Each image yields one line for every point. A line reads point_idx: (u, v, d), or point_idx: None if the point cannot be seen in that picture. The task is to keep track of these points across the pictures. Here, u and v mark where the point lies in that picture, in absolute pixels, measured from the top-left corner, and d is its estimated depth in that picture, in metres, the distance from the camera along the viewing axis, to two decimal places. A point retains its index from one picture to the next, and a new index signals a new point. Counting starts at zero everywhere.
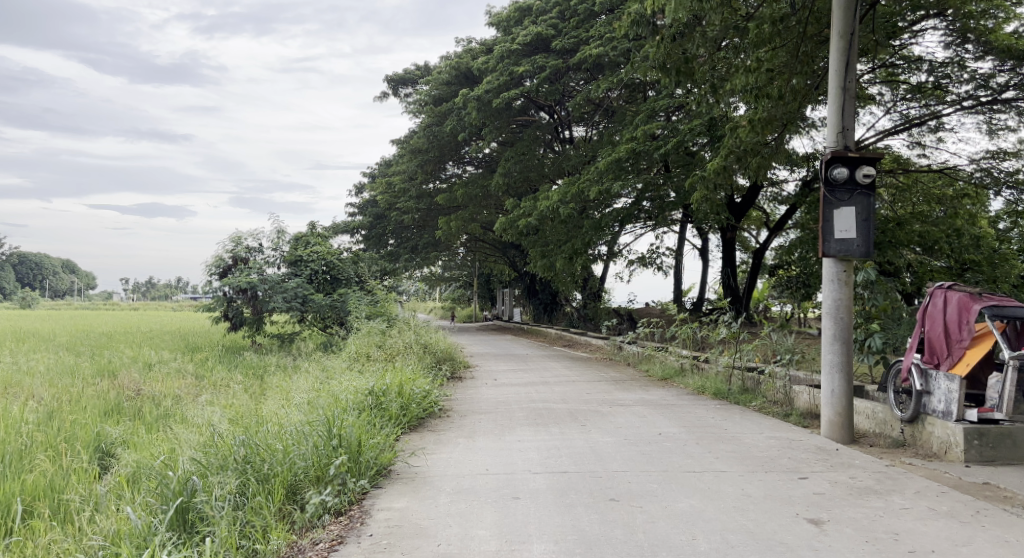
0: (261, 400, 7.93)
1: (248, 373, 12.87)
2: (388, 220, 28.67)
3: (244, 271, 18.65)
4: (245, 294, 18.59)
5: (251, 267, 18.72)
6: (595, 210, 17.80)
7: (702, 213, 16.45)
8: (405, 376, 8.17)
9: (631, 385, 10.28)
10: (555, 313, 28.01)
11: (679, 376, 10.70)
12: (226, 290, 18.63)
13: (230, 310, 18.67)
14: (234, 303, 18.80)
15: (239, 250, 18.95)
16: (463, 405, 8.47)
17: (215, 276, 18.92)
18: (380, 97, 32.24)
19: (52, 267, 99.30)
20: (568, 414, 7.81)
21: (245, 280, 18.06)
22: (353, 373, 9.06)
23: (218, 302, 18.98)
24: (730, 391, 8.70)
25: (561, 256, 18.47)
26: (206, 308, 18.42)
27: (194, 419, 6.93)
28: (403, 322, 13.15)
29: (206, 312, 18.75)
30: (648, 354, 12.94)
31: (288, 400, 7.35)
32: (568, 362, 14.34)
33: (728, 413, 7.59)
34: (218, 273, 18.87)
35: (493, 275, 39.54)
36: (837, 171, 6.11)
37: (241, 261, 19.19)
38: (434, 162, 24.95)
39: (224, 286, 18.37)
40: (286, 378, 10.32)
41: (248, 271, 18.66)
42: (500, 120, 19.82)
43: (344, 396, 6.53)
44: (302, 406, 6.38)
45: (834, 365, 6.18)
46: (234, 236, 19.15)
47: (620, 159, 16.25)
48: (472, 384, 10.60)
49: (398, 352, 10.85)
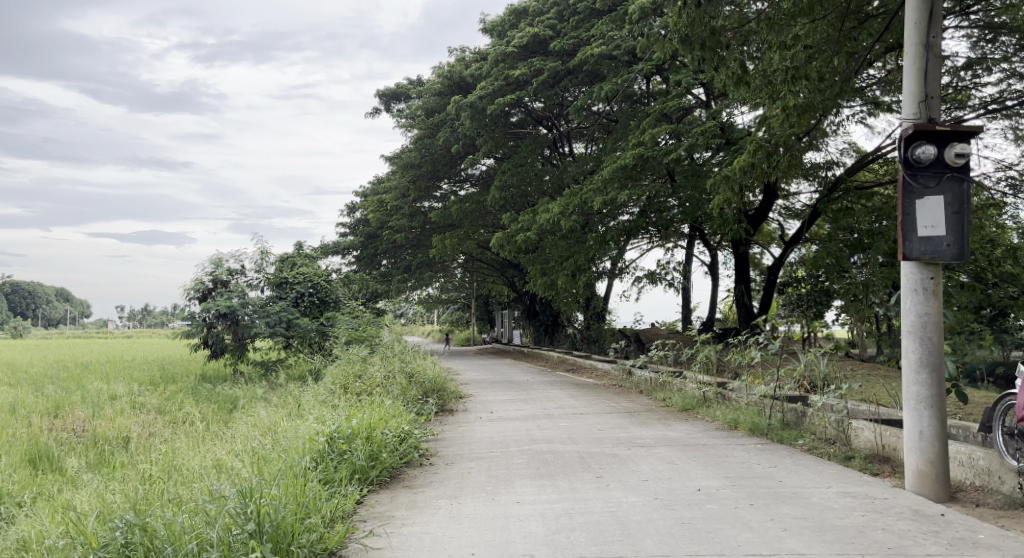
0: (208, 452, 6.58)
1: (215, 409, 11.44)
2: (381, 239, 27.33)
3: (224, 295, 17.24)
4: (225, 319, 17.17)
5: (233, 290, 17.34)
6: (599, 223, 16.49)
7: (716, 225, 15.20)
8: (380, 415, 6.83)
9: (648, 417, 8.88)
10: (556, 335, 26.61)
11: (703, 407, 9.30)
12: (204, 315, 17.20)
13: (209, 337, 17.24)
14: (213, 329, 17.35)
15: (220, 272, 17.63)
16: (451, 448, 7.08)
17: (194, 300, 17.49)
18: (373, 112, 31.11)
19: (46, 296, 97.91)
20: (579, 459, 6.41)
21: (225, 304, 16.68)
22: (321, 411, 7.70)
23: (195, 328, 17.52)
24: (770, 426, 7.30)
25: (563, 274, 17.23)
26: (183, 334, 16.96)
27: (111, 480, 5.55)
28: (388, 347, 11.77)
29: (183, 339, 17.28)
30: (663, 382, 11.58)
31: (234, 455, 6.00)
32: (574, 389, 12.98)
33: (774, 457, 6.19)
34: (198, 297, 17.46)
35: (491, 297, 38.19)
36: (921, 150, 4.78)
37: (222, 284, 17.85)
38: (427, 178, 23.72)
39: (202, 311, 16.93)
40: (251, 418, 8.96)
41: (229, 295, 17.26)
42: (496, 130, 18.56)
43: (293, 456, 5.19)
44: (237, 467, 5.04)
45: (921, 399, 4.79)
46: (215, 258, 17.84)
47: (627, 166, 14.98)
48: (464, 420, 9.21)
49: (379, 384, 9.49)
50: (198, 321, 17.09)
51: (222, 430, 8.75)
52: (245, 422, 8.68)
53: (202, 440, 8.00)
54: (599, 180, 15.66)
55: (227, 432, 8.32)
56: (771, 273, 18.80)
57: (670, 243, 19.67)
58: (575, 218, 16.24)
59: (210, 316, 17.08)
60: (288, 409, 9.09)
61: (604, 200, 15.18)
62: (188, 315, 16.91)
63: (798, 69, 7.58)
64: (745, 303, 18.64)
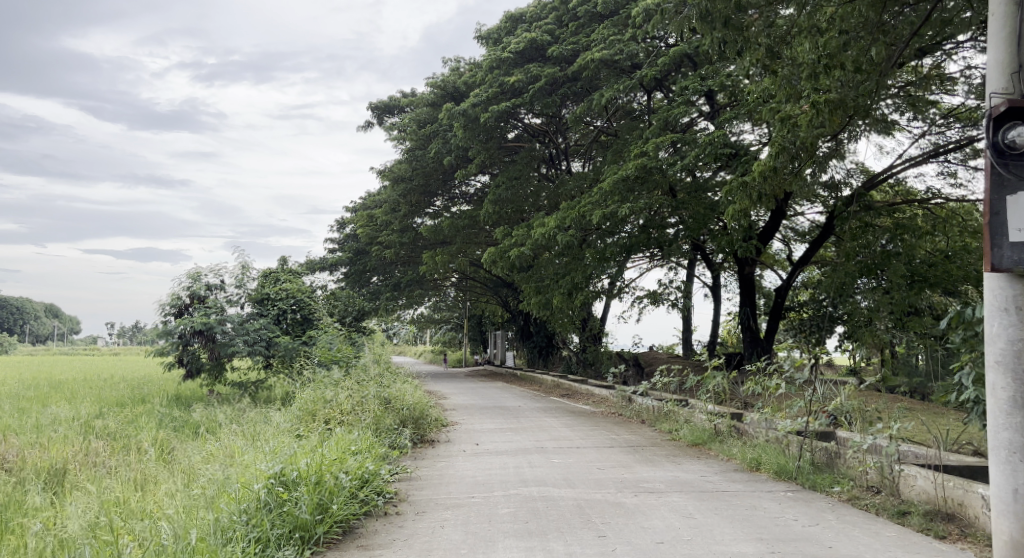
0: (139, 508, 5.56)
1: (174, 437, 10.32)
2: (370, 256, 26.29)
3: (201, 311, 16.09)
4: (202, 336, 15.97)
5: (211, 306, 16.17)
6: (598, 239, 15.43)
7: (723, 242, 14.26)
8: (338, 451, 5.81)
9: (655, 454, 7.83)
10: (550, 357, 25.53)
11: (716, 442, 8.25)
12: (179, 331, 15.93)
13: (184, 355, 15.99)
14: (189, 347, 16.10)
15: (198, 287, 16.46)
16: (424, 491, 6.03)
17: (170, 315, 16.35)
18: (365, 125, 30.23)
19: (34, 312, 96.39)
20: (577, 508, 5.35)
21: (201, 321, 15.52)
22: (274, 445, 6.67)
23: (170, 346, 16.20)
24: (799, 469, 6.25)
25: (560, 292, 16.27)
26: (156, 352, 15.74)
27: None
28: (363, 368, 10.71)
29: (157, 357, 16.05)
30: (668, 411, 10.54)
31: (161, 516, 4.98)
32: (569, 417, 11.94)
33: (811, 509, 5.15)
34: (173, 313, 16.30)
35: (485, 317, 37.07)
36: (1016, 133, 3.81)
37: (200, 299, 16.69)
38: (418, 192, 22.80)
39: (177, 326, 15.70)
40: (204, 453, 7.90)
41: (207, 310, 16.12)
42: (490, 142, 17.65)
43: (215, 526, 4.18)
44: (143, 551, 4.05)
45: (1014, 448, 3.77)
46: (193, 272, 16.70)
47: (628, 178, 14.00)
48: (445, 453, 8.14)
49: (349, 412, 8.44)
50: (173, 338, 15.86)
51: (170, 466, 7.70)
52: (195, 460, 7.63)
53: (143, 482, 6.95)
54: (598, 194, 14.68)
55: (172, 471, 7.26)
56: (778, 296, 17.78)
57: (670, 262, 18.68)
58: (572, 233, 15.16)
59: (186, 333, 15.86)
60: (245, 440, 8.03)
61: (603, 213, 14.19)
62: (161, 331, 15.69)
63: (831, 57, 6.73)
64: (751, 326, 17.56)
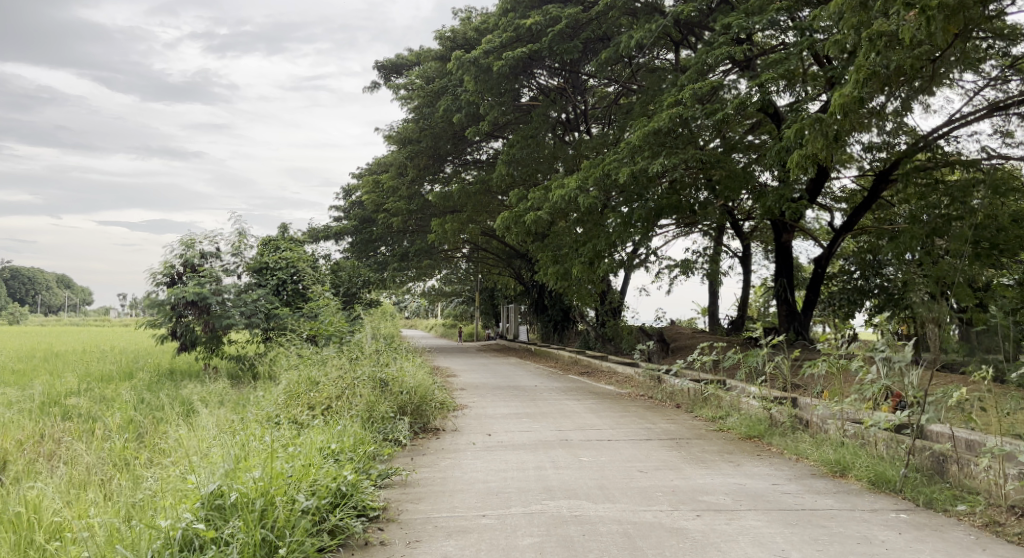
0: (45, 532, 4.25)
1: (143, 420, 9.02)
2: (377, 224, 24.93)
3: (195, 280, 14.69)
4: (196, 308, 14.50)
5: (205, 276, 14.77)
6: (622, 202, 13.93)
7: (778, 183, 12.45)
8: (302, 459, 4.49)
9: (704, 451, 6.46)
10: (564, 333, 24.20)
11: (776, 437, 6.84)
12: (172, 303, 14.48)
13: (177, 328, 14.58)
14: (183, 319, 14.65)
15: (191, 255, 15.06)
16: (420, 506, 4.69)
17: (162, 286, 14.97)
18: (372, 86, 28.75)
19: (47, 284, 96.11)
20: (624, 536, 3.99)
21: (194, 291, 14.12)
22: (236, 444, 5.37)
23: (163, 317, 14.80)
24: (905, 478, 4.83)
25: (579, 261, 14.82)
26: (147, 325, 14.40)
27: None
28: (360, 344, 9.37)
29: (148, 330, 14.67)
30: (709, 395, 9.15)
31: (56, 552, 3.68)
32: (593, 400, 10.61)
33: (947, 545, 3.77)
34: (165, 282, 14.93)
35: (496, 290, 35.72)
36: None
37: (195, 268, 15.33)
38: (427, 156, 21.31)
39: (169, 298, 14.29)
40: (168, 451, 6.61)
41: (201, 280, 14.74)
42: (505, 97, 16.23)
43: None
44: None
45: None
46: (186, 240, 15.31)
47: (660, 130, 12.47)
48: (450, 449, 6.78)
49: (336, 398, 7.12)
50: (165, 310, 14.50)
51: (127, 466, 6.44)
52: (156, 460, 6.36)
53: (74, 485, 5.63)
54: (625, 149, 13.17)
55: (126, 473, 5.99)
56: (817, 266, 16.27)
57: (697, 228, 17.20)
58: (595, 194, 13.54)
59: (179, 304, 14.45)
60: (215, 432, 6.74)
61: (631, 171, 12.63)
62: (152, 302, 14.34)
63: None
64: (788, 298, 16.06)
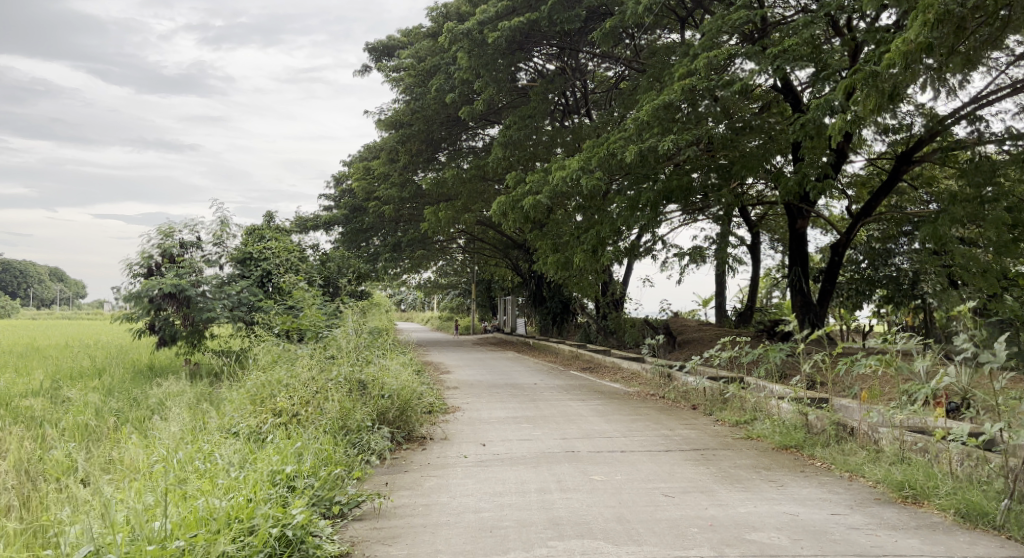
0: None
1: (98, 425, 8.00)
2: (368, 213, 23.88)
3: (176, 270, 13.61)
4: (175, 300, 13.45)
5: (185, 266, 13.68)
6: (628, 186, 12.92)
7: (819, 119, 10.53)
8: (235, 501, 3.52)
9: (736, 467, 5.47)
10: (564, 325, 23.25)
11: (818, 448, 5.83)
12: (149, 296, 13.40)
13: (156, 321, 13.53)
14: (161, 312, 13.59)
15: (170, 245, 13.94)
16: (391, 549, 3.70)
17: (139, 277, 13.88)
18: (364, 70, 27.69)
19: (39, 277, 94.83)
20: None
21: (172, 282, 13.01)
22: (166, 480, 4.39)
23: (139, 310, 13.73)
24: (1009, 510, 3.82)
25: (581, 250, 13.80)
26: (122, 319, 13.28)
27: None
28: (338, 340, 8.31)
29: (124, 323, 13.59)
30: (730, 396, 8.13)
31: None
32: (599, 400, 9.62)
33: None
34: (142, 273, 13.85)
35: (493, 282, 34.70)
36: None
37: (173, 258, 14.20)
38: (419, 140, 20.29)
39: (146, 290, 13.21)
40: (106, 474, 5.63)
41: (181, 269, 13.66)
42: (501, 74, 15.24)
43: None
44: None
45: None
46: (165, 228, 14.18)
47: (670, 104, 11.44)
48: (436, 464, 5.77)
49: (307, 405, 6.15)
50: (143, 303, 13.39)
51: (56, 495, 5.45)
52: (89, 488, 5.37)
53: None
54: (632, 126, 12.14)
55: (47, 508, 5.02)
56: (834, 254, 15.28)
57: (704, 215, 16.19)
58: (598, 175, 12.40)
59: (156, 297, 13.37)
60: (164, 447, 5.76)
61: (639, 149, 11.54)
62: (129, 294, 13.25)
63: None
64: (803, 288, 15.06)
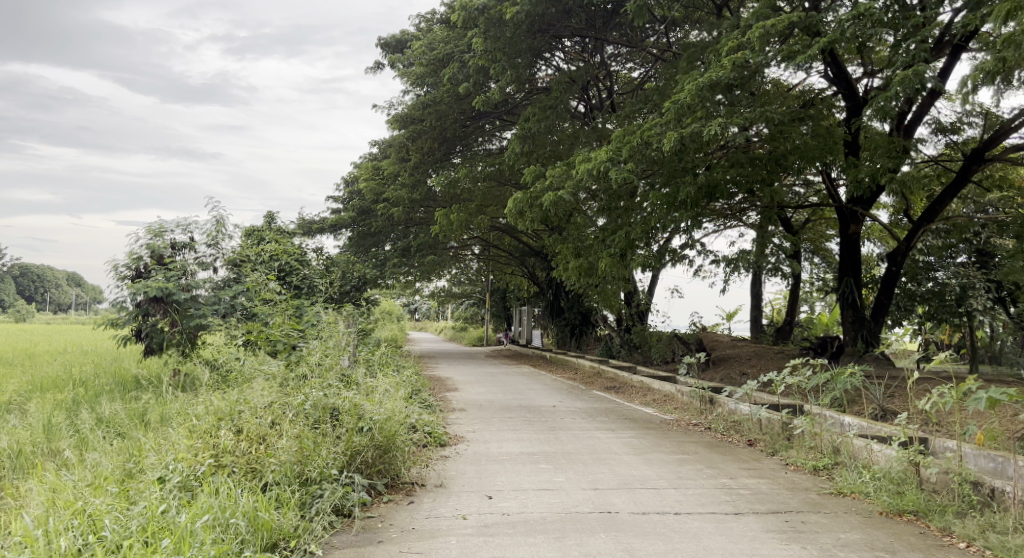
0: None
1: (20, 457, 6.42)
2: (377, 215, 22.41)
3: (166, 271, 12.10)
4: (161, 304, 11.92)
5: (176, 268, 12.17)
6: (664, 180, 11.30)
7: (889, 96, 8.93)
8: None
9: (843, 548, 3.87)
10: (584, 338, 21.64)
11: (955, 520, 4.19)
12: (135, 299, 11.90)
13: (142, 328, 12.01)
14: (149, 318, 12.08)
15: (160, 245, 12.37)
16: None
17: (127, 279, 12.38)
18: (376, 67, 26.32)
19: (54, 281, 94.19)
20: None
21: (158, 286, 11.42)
22: None
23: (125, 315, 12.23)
24: None
25: (608, 253, 12.19)
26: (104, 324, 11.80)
27: None
28: (316, 353, 6.75)
29: (104, 329, 12.07)
30: (802, 432, 6.46)
31: None
32: (631, 430, 8.02)
33: None
34: (130, 275, 12.36)
35: (510, 291, 33.06)
36: None
37: (164, 260, 12.65)
38: (432, 137, 18.82)
39: (132, 294, 11.71)
40: None
41: (173, 270, 12.16)
42: (522, 59, 13.76)
43: None
44: None
45: None
46: (156, 226, 12.62)
47: (716, 81, 9.86)
48: (422, 531, 4.16)
49: (257, 442, 4.61)
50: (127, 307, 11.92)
51: None
52: None
53: None
54: (671, 109, 10.54)
55: None
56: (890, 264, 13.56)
57: (744, 218, 14.52)
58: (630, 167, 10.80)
59: (142, 300, 11.87)
60: (52, 501, 4.23)
61: (680, 135, 9.94)
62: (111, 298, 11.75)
63: None
64: (856, 301, 13.34)
